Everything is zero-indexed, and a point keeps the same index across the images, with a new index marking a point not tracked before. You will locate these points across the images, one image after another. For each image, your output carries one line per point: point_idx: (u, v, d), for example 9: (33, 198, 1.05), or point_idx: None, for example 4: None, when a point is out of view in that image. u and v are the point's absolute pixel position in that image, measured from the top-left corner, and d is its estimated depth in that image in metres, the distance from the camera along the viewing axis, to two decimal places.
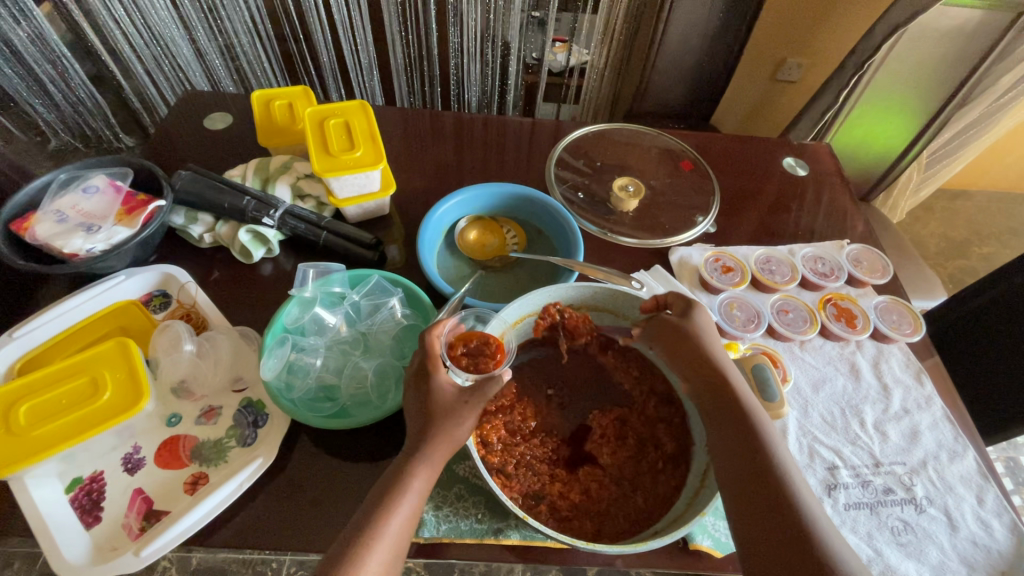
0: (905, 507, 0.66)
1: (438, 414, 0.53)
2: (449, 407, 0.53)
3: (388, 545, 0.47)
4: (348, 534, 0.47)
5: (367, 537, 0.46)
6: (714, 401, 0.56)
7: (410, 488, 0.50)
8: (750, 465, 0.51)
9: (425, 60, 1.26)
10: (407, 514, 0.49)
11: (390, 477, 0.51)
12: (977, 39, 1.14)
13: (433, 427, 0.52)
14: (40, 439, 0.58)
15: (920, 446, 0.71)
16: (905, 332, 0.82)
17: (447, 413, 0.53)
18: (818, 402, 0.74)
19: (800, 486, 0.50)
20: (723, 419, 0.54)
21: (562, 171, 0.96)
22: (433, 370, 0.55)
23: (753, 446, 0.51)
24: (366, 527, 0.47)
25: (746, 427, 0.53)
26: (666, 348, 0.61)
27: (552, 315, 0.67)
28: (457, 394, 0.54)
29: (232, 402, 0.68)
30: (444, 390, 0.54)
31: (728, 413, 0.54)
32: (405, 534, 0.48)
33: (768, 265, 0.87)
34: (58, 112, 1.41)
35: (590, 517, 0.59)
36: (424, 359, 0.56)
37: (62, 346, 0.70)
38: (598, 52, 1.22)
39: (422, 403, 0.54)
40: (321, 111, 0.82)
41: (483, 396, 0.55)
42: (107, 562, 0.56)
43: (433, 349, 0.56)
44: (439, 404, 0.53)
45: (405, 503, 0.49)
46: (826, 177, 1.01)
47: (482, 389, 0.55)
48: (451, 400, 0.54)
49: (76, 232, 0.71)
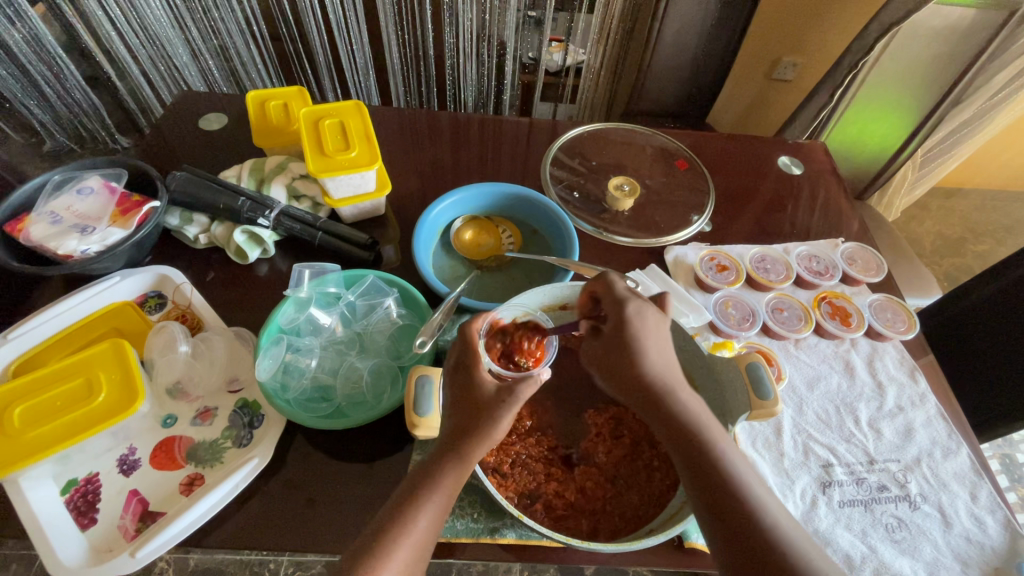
0: (899, 504, 0.67)
1: (476, 409, 0.51)
2: (487, 403, 0.51)
3: (414, 544, 0.47)
4: (372, 533, 0.47)
5: (392, 535, 0.46)
6: (665, 424, 0.51)
7: (440, 487, 0.49)
8: (715, 491, 0.48)
9: (422, 59, 1.26)
10: (434, 513, 0.49)
11: (419, 474, 0.51)
12: (970, 38, 1.15)
13: (471, 423, 0.51)
14: (35, 441, 0.58)
15: (914, 443, 0.72)
16: (899, 329, 0.82)
17: (485, 410, 0.51)
18: (812, 400, 0.75)
19: (759, 490, 0.48)
20: (679, 442, 0.50)
21: (557, 170, 0.96)
22: (476, 364, 0.54)
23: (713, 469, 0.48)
24: (390, 526, 0.47)
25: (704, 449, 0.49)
26: (603, 361, 0.55)
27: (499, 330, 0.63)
28: (497, 391, 0.52)
29: (227, 403, 0.68)
30: (485, 386, 0.53)
31: (681, 437, 0.50)
32: (431, 534, 0.48)
33: (763, 264, 0.87)
34: (53, 112, 1.40)
35: (586, 516, 0.59)
36: (465, 352, 0.56)
37: (57, 347, 0.70)
38: (594, 52, 1.23)
39: (461, 397, 0.53)
40: (316, 111, 0.82)
41: (519, 397, 0.51)
42: (103, 564, 0.56)
43: (475, 343, 0.56)
44: (478, 399, 0.52)
45: (432, 502, 0.49)
46: (821, 176, 1.01)
47: (520, 390, 0.51)
48: (490, 397, 0.52)
49: (70, 233, 0.71)
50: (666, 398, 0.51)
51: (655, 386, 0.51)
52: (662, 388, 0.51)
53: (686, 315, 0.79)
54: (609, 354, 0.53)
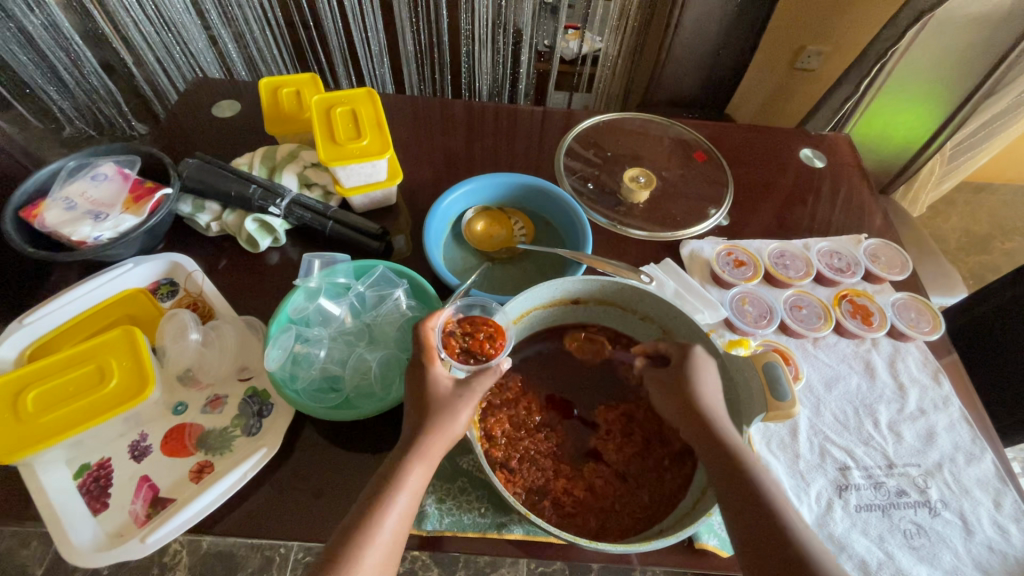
0: (918, 510, 0.65)
1: (432, 408, 0.52)
2: (444, 400, 0.53)
3: (382, 545, 0.46)
4: (342, 531, 0.47)
5: (359, 537, 0.46)
6: (706, 448, 0.53)
7: (404, 487, 0.49)
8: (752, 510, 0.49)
9: (436, 47, 1.24)
10: (401, 513, 0.48)
11: (384, 475, 0.50)
12: (1006, 27, 1.10)
13: (428, 422, 0.52)
14: (48, 426, 0.58)
15: (936, 447, 0.70)
16: (923, 330, 0.79)
17: (441, 409, 0.52)
18: (830, 400, 0.73)
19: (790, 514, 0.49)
20: (718, 465, 0.52)
21: (572, 161, 0.94)
22: (429, 363, 0.55)
23: (750, 490, 0.49)
24: (356, 528, 0.46)
25: (744, 470, 0.50)
26: (664, 388, 0.59)
27: (454, 344, 0.62)
28: (452, 388, 0.54)
29: (237, 391, 0.68)
30: (440, 384, 0.54)
31: (720, 459, 0.52)
32: (401, 532, 0.48)
33: (782, 260, 0.85)
34: (73, 99, 1.42)
35: (594, 514, 0.58)
36: (419, 352, 0.56)
37: (71, 333, 0.71)
38: (611, 39, 1.20)
39: (417, 396, 0.54)
40: (327, 99, 0.81)
41: (475, 388, 0.55)
42: (115, 548, 0.57)
43: (428, 340, 0.56)
44: (434, 397, 0.53)
45: (398, 503, 0.48)
46: (844, 170, 0.98)
47: (476, 382, 0.55)
48: (446, 394, 0.53)
49: (84, 219, 0.71)
50: (710, 423, 0.54)
51: (699, 413, 0.55)
52: (708, 415, 0.54)
53: (701, 311, 0.78)
54: (671, 384, 0.58)
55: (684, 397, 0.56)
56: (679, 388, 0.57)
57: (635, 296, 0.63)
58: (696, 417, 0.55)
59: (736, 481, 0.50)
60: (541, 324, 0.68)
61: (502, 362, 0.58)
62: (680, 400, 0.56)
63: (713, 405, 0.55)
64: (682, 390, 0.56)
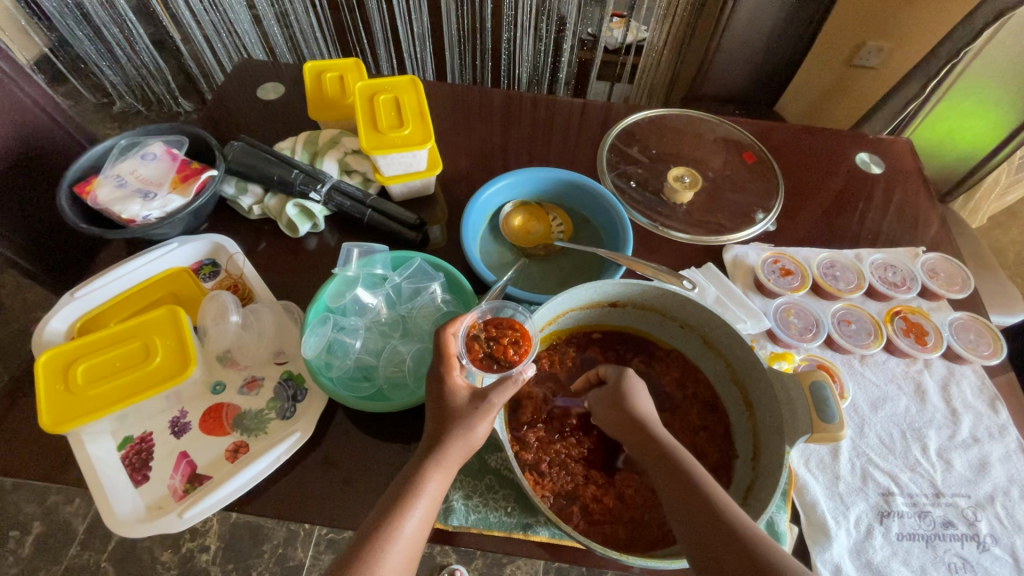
0: (964, 544, 0.62)
1: (451, 419, 0.52)
2: (460, 411, 0.52)
3: (402, 549, 0.46)
4: (363, 531, 0.47)
5: (382, 537, 0.46)
6: (660, 470, 0.51)
7: (423, 492, 0.49)
8: (709, 520, 0.46)
9: (479, 33, 1.23)
10: (421, 517, 0.48)
11: (404, 479, 0.50)
12: None
13: (446, 432, 0.51)
14: (97, 398, 0.61)
15: (989, 478, 0.66)
16: (982, 353, 0.75)
17: (458, 418, 0.52)
18: (875, 421, 0.69)
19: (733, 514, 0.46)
20: (675, 492, 0.49)
21: (614, 158, 0.92)
22: (448, 372, 0.55)
23: (717, 516, 0.46)
24: (378, 530, 0.46)
25: (701, 491, 0.48)
26: (601, 411, 0.58)
27: (477, 349, 0.60)
28: (469, 399, 0.53)
29: (274, 374, 0.70)
30: (458, 394, 0.54)
31: (674, 480, 0.50)
32: (420, 537, 0.48)
33: (832, 271, 0.81)
34: (124, 75, 1.47)
35: (623, 523, 0.57)
36: (438, 359, 0.56)
37: (118, 308, 0.73)
38: (657, 30, 1.16)
39: (438, 406, 0.54)
40: (371, 86, 0.81)
41: (492, 401, 0.52)
42: (153, 521, 0.59)
43: (448, 347, 0.56)
44: (452, 407, 0.53)
45: (418, 507, 0.48)
46: (902, 177, 0.93)
47: (494, 395, 0.52)
48: (464, 404, 0.53)
49: (134, 199, 0.73)
50: (654, 432, 0.54)
51: (643, 423, 0.55)
52: (654, 431, 0.54)
53: (743, 321, 0.75)
54: (608, 403, 0.58)
55: (623, 412, 0.56)
56: (616, 407, 0.57)
57: (675, 303, 0.62)
58: (642, 435, 0.54)
59: (694, 506, 0.47)
60: (579, 322, 0.67)
61: (525, 370, 0.55)
62: (620, 416, 0.56)
63: (653, 419, 0.55)
64: (619, 406, 0.57)
